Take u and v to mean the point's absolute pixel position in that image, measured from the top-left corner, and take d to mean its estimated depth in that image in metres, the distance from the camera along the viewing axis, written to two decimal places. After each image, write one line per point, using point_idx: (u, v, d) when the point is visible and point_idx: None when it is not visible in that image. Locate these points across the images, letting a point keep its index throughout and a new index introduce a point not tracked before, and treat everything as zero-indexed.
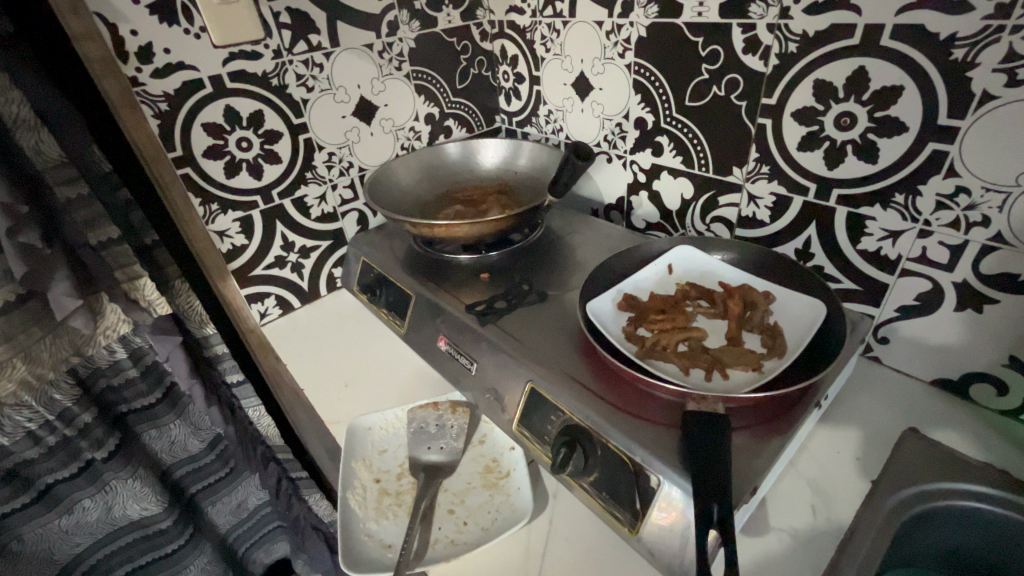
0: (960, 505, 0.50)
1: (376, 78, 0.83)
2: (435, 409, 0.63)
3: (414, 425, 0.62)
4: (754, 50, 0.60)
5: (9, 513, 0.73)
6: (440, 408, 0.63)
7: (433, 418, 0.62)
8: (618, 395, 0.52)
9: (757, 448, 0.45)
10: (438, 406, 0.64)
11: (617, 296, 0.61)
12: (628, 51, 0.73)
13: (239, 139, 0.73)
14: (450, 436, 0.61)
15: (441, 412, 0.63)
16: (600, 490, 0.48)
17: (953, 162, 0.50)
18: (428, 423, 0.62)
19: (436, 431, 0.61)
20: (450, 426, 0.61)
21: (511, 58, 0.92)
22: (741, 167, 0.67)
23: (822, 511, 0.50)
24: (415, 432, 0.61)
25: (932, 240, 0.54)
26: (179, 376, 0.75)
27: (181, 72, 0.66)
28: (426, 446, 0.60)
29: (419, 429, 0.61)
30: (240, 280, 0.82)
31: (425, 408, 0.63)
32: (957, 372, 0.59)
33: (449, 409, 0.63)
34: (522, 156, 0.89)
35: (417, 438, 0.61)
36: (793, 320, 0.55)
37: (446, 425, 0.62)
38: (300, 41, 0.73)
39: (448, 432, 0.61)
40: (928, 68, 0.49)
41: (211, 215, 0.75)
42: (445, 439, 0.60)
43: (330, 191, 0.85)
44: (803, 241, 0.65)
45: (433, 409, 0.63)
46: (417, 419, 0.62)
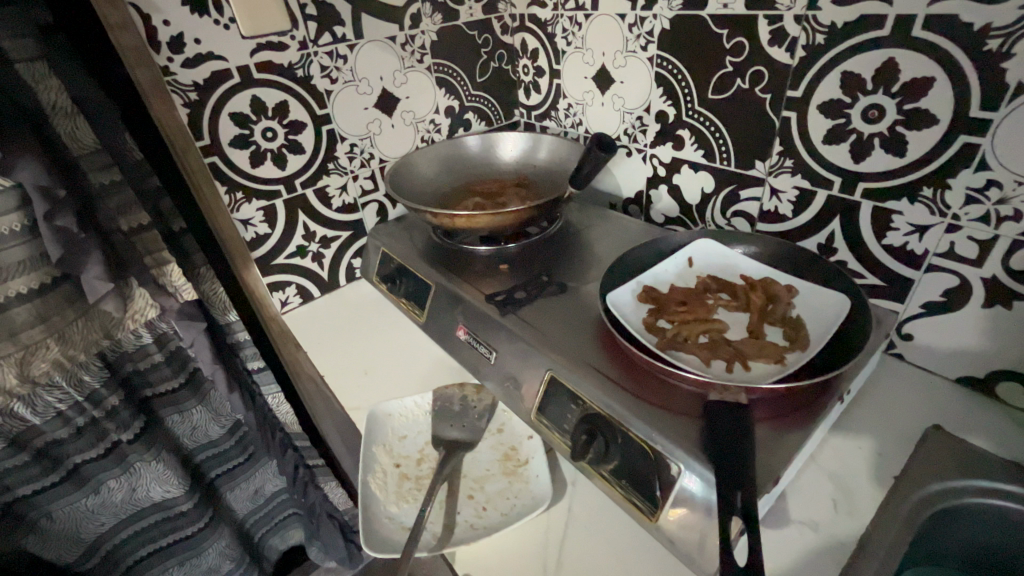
0: (987, 503, 0.49)
1: (398, 70, 0.83)
2: (461, 390, 0.65)
3: (438, 402, 0.64)
4: (780, 43, 0.59)
5: (39, 491, 0.75)
6: (466, 388, 0.65)
7: (459, 399, 0.64)
8: (639, 385, 0.52)
9: (780, 439, 0.45)
10: (464, 387, 0.65)
11: (638, 288, 0.61)
12: (651, 43, 0.73)
13: (265, 129, 0.74)
14: (473, 416, 0.63)
15: (469, 393, 0.65)
16: (620, 478, 0.48)
17: (985, 155, 0.49)
18: (451, 402, 0.64)
19: (459, 410, 0.63)
20: (475, 408, 0.63)
21: (532, 51, 0.93)
22: (764, 161, 0.67)
23: (843, 505, 0.49)
24: (440, 408, 0.64)
25: (960, 235, 0.54)
26: (203, 361, 0.77)
27: (211, 62, 0.67)
28: (446, 433, 0.61)
29: (442, 406, 0.64)
30: (263, 268, 0.83)
31: (451, 389, 0.65)
32: (983, 369, 0.58)
33: (473, 391, 0.65)
34: (542, 149, 0.89)
35: (440, 415, 0.63)
36: (816, 314, 0.55)
37: (470, 406, 0.64)
38: (325, 33, 0.74)
39: (470, 412, 0.63)
40: (961, 59, 0.48)
41: (236, 205, 0.76)
42: (468, 419, 0.62)
43: (351, 182, 0.86)
44: (826, 236, 0.65)
45: (457, 390, 0.65)
46: (442, 398, 0.64)
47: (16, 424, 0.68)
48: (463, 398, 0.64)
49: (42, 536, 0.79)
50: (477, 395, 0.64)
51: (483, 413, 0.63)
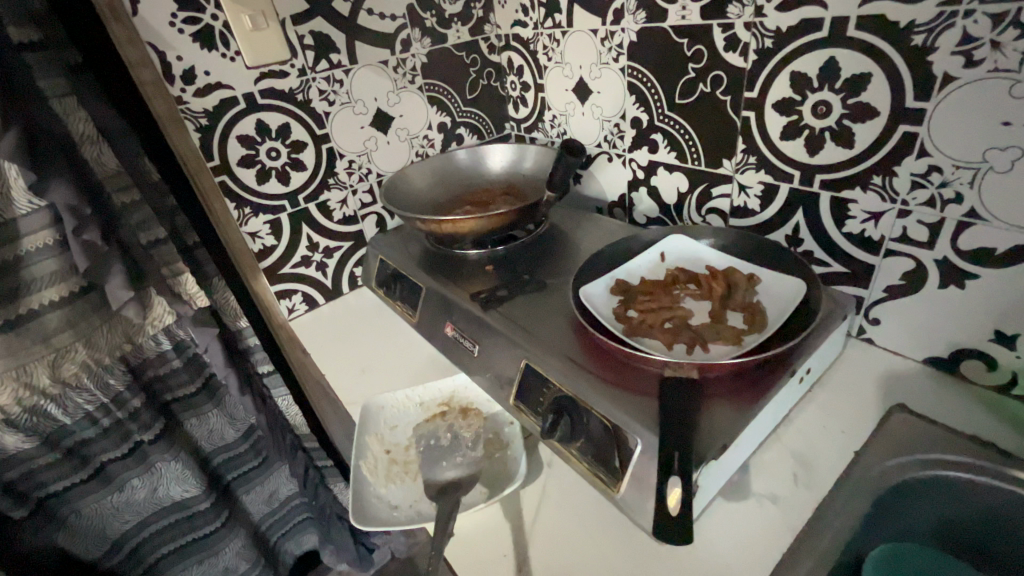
0: (941, 474, 0.52)
1: (391, 91, 0.90)
2: (444, 420, 0.66)
3: (424, 439, 0.64)
4: (734, 48, 0.64)
5: (69, 488, 0.81)
6: (446, 416, 0.66)
7: (445, 428, 0.65)
8: (606, 369, 0.56)
9: (730, 411, 0.48)
10: (445, 416, 0.66)
11: (610, 281, 0.65)
12: (621, 55, 0.78)
13: (269, 149, 0.82)
14: (468, 444, 0.63)
15: (453, 419, 0.66)
16: (586, 454, 0.51)
17: (923, 142, 0.53)
18: (440, 434, 0.65)
19: (450, 443, 0.64)
20: (464, 433, 0.64)
21: (517, 68, 0.99)
22: (730, 159, 0.71)
23: (802, 479, 0.52)
24: (427, 446, 0.64)
25: (910, 219, 0.56)
26: (217, 366, 0.83)
27: (220, 91, 0.75)
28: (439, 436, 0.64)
29: (431, 442, 0.64)
30: (271, 277, 0.90)
31: (431, 421, 0.66)
32: (945, 350, 0.60)
33: (459, 415, 0.66)
34: (527, 158, 0.94)
35: (434, 448, 0.63)
36: (774, 299, 0.58)
37: (459, 432, 0.65)
38: (322, 60, 0.82)
39: (463, 441, 0.63)
40: (893, 55, 0.51)
41: (244, 218, 0.83)
42: (463, 449, 0.62)
43: (350, 195, 0.93)
44: (792, 227, 0.68)
45: (441, 419, 0.66)
46: (428, 434, 0.65)
47: (50, 423, 0.75)
48: (450, 428, 0.65)
49: (72, 532, 0.85)
50: (466, 417, 0.66)
51: (473, 435, 0.64)
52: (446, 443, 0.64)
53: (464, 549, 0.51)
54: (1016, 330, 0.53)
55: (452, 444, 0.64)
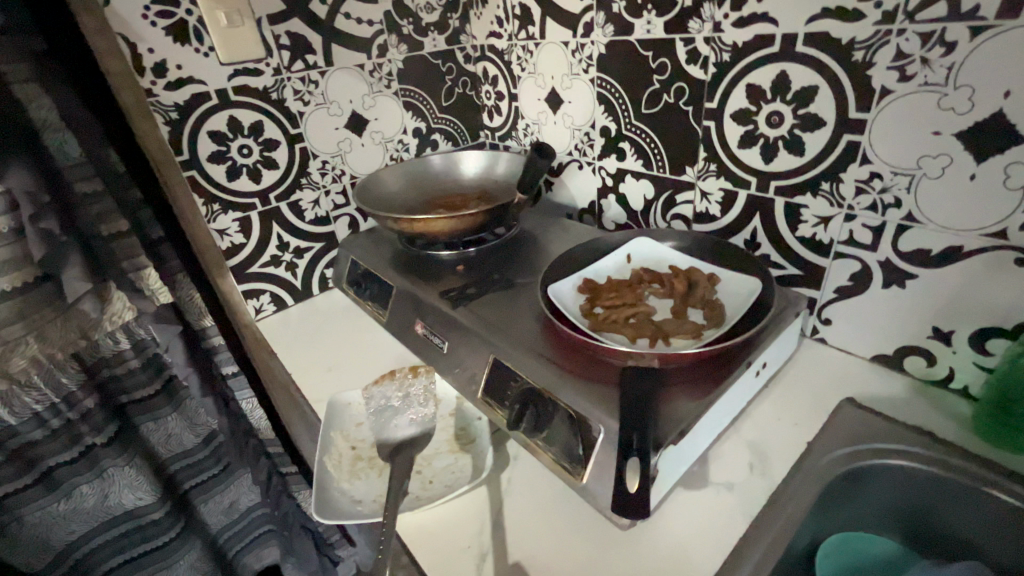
0: (890, 463, 0.54)
1: (366, 94, 0.91)
2: (392, 380, 0.70)
3: (373, 403, 0.68)
4: (695, 61, 0.67)
5: (10, 494, 0.76)
6: (396, 377, 0.70)
7: (395, 391, 0.69)
8: (571, 362, 0.57)
9: (689, 400, 0.49)
10: (395, 378, 0.70)
11: (578, 280, 0.67)
12: (591, 66, 0.81)
13: (241, 146, 0.81)
14: (416, 403, 0.68)
15: (403, 379, 0.70)
16: (550, 445, 0.52)
17: (866, 151, 0.57)
18: (393, 397, 0.68)
19: (401, 403, 0.68)
20: (414, 393, 0.69)
21: (492, 78, 1.01)
22: (692, 167, 0.74)
23: (758, 468, 0.54)
24: (379, 410, 0.67)
25: (856, 223, 0.60)
26: (177, 365, 0.81)
27: (191, 86, 0.75)
28: (392, 420, 0.66)
29: (383, 404, 0.68)
30: (238, 277, 0.89)
31: (381, 381, 0.70)
32: (891, 347, 0.63)
33: (408, 373, 0.71)
34: (501, 164, 0.96)
35: (384, 408, 0.67)
36: (733, 297, 0.60)
37: (409, 390, 0.69)
38: (298, 60, 0.82)
39: (414, 399, 0.68)
40: (837, 69, 0.55)
41: (212, 215, 0.82)
42: (414, 410, 0.67)
43: (323, 196, 0.93)
44: (750, 232, 0.71)
45: (391, 380, 0.70)
46: (379, 394, 0.68)
47: None
48: (399, 389, 0.69)
49: (12, 542, 0.80)
50: (416, 376, 0.70)
51: (421, 394, 0.68)
52: (409, 432, 0.64)
53: (429, 540, 0.51)
54: (952, 326, 0.57)
55: (401, 403, 0.68)
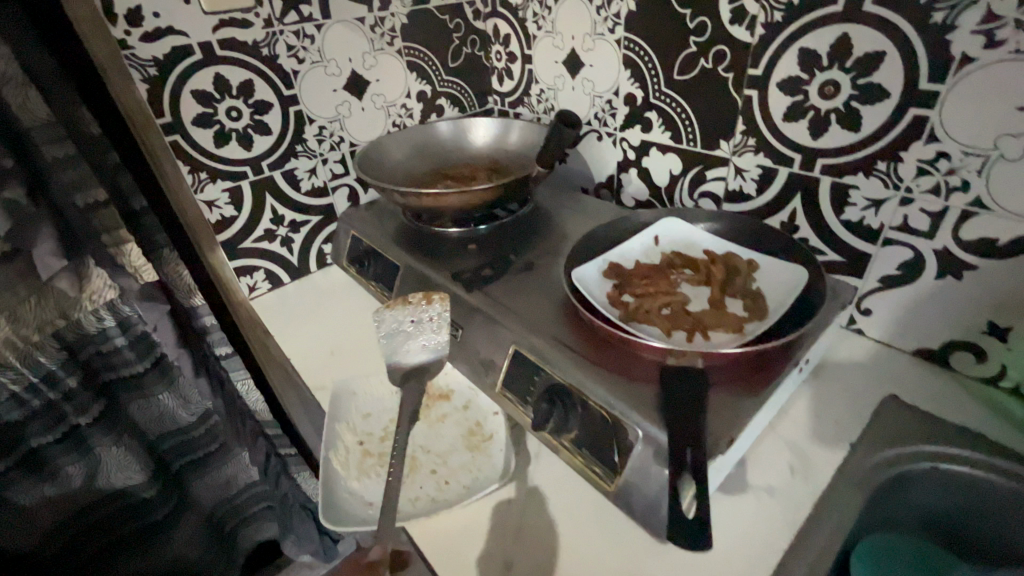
0: (938, 467, 0.51)
1: (367, 52, 0.83)
2: (404, 304, 0.62)
3: (384, 327, 0.62)
4: (740, 21, 0.60)
5: None
6: (408, 304, 0.63)
7: (407, 316, 0.62)
8: (600, 356, 0.52)
9: (736, 402, 0.45)
10: (408, 303, 0.63)
11: (603, 264, 0.62)
12: (618, 25, 0.74)
13: (229, 108, 0.74)
14: (431, 328, 0.62)
15: (417, 305, 0.63)
16: (580, 447, 0.48)
17: (933, 127, 0.51)
18: (405, 322, 0.62)
19: (413, 329, 0.62)
20: (425, 320, 0.62)
21: (504, 37, 0.92)
22: (728, 141, 0.68)
23: (799, 471, 0.50)
24: (389, 334, 0.62)
25: (913, 208, 0.55)
26: (167, 346, 0.77)
27: (171, 38, 0.66)
28: (406, 346, 0.61)
29: (393, 329, 0.62)
30: (229, 252, 0.82)
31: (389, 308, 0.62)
32: (936, 341, 0.59)
33: (422, 299, 0.63)
34: (513, 133, 0.89)
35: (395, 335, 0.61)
36: (776, 286, 0.55)
37: (422, 315, 0.63)
38: (292, 11, 0.74)
39: (427, 325, 0.62)
40: (911, 33, 0.49)
41: (200, 184, 0.75)
42: (426, 337, 0.61)
43: (320, 165, 0.85)
44: (789, 213, 0.66)
45: (403, 304, 0.63)
46: (389, 320, 0.62)
47: None
48: (411, 315, 0.63)
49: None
50: (430, 302, 0.63)
51: (433, 323, 0.62)
52: (420, 359, 0.61)
53: (447, 548, 0.47)
54: (1011, 322, 0.53)
55: (411, 329, 0.62)
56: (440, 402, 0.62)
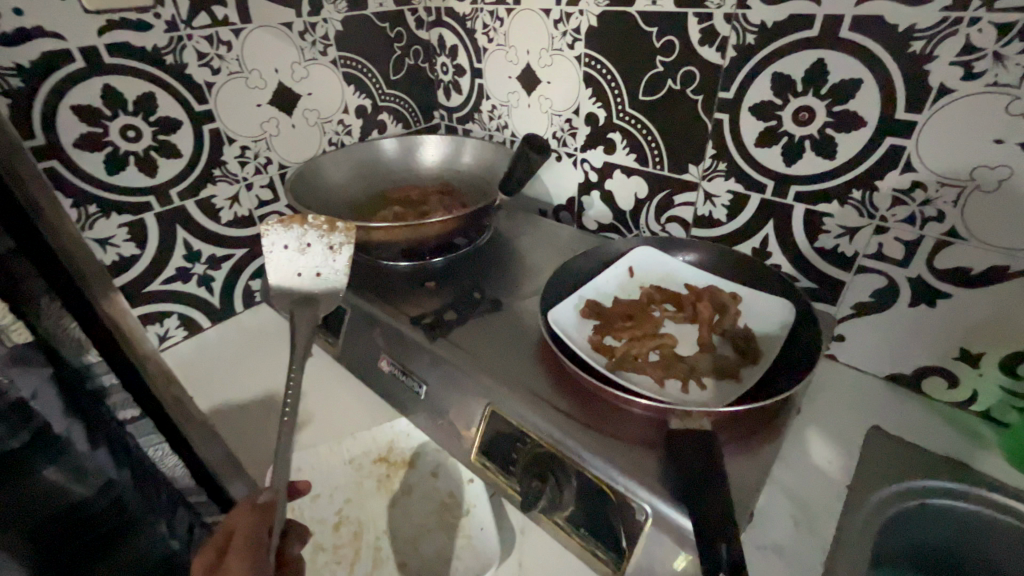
0: (929, 503, 0.49)
1: (296, 62, 0.72)
2: (301, 225, 0.63)
3: (274, 243, 0.63)
4: (711, 42, 0.57)
5: None
6: (306, 224, 0.64)
7: (300, 237, 0.64)
8: (590, 414, 0.46)
9: (746, 465, 0.41)
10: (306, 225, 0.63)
11: (580, 303, 0.56)
12: (578, 41, 0.69)
13: (124, 127, 0.61)
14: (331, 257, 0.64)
15: (317, 229, 0.64)
16: (577, 526, 0.42)
17: (910, 157, 0.50)
18: (298, 243, 0.64)
19: (309, 252, 0.64)
20: (327, 246, 0.64)
21: (450, 48, 0.85)
22: (697, 164, 0.65)
23: (803, 524, 0.47)
24: (284, 253, 0.64)
25: (887, 236, 0.54)
26: (51, 420, 0.46)
27: (41, 40, 0.53)
28: (296, 271, 0.64)
29: (285, 248, 0.64)
30: (133, 297, 0.68)
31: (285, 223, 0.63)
32: (909, 367, 0.59)
33: (326, 224, 0.63)
34: (465, 153, 0.82)
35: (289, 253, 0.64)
36: (763, 323, 0.52)
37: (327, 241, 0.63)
38: (201, 12, 0.62)
39: (323, 252, 0.64)
40: (887, 61, 0.48)
41: (89, 220, 0.62)
42: (320, 265, 0.64)
43: (243, 191, 0.74)
44: (760, 240, 0.64)
45: (300, 224, 0.63)
46: (281, 235, 0.63)
47: None
48: (311, 236, 0.64)
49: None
50: (332, 231, 0.63)
51: (326, 249, 0.64)
52: (308, 285, 0.64)
53: None
54: (982, 348, 0.53)
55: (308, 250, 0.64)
56: (403, 471, 0.53)
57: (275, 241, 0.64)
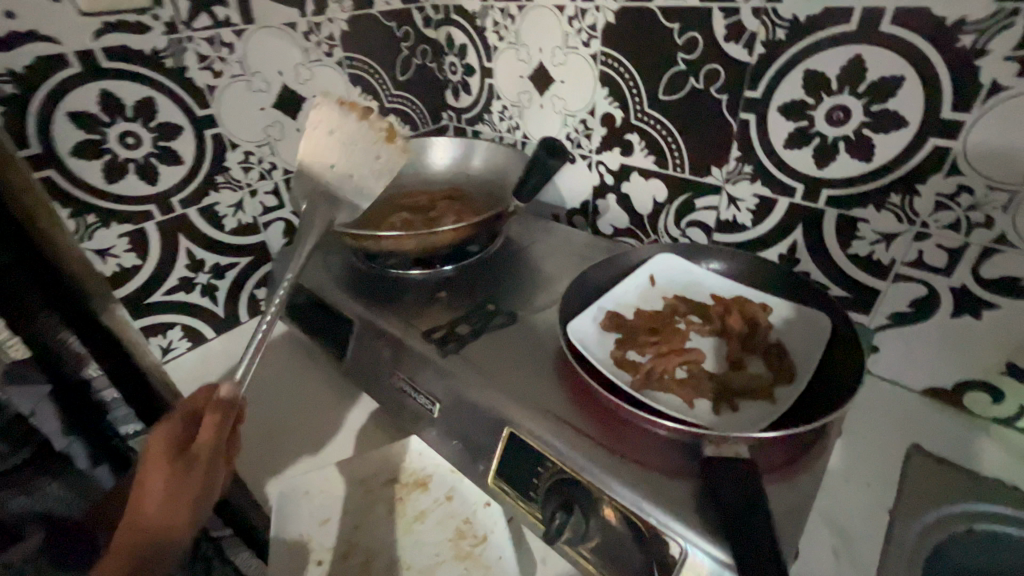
0: (976, 529, 0.47)
1: (301, 63, 0.70)
2: (358, 114, 0.62)
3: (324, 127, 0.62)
4: (738, 38, 0.54)
5: None
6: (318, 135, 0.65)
7: (350, 133, 0.62)
8: (615, 437, 0.44)
9: (789, 495, 0.38)
10: (366, 119, 0.62)
11: (600, 314, 0.53)
12: (594, 38, 0.66)
13: (123, 134, 0.58)
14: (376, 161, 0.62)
15: (375, 129, 0.62)
16: (604, 560, 0.39)
17: (956, 159, 0.47)
18: (352, 137, 0.62)
19: (355, 150, 0.62)
20: (377, 151, 0.62)
21: (459, 47, 0.82)
22: (721, 167, 0.62)
23: (845, 554, 0.44)
24: (326, 142, 0.62)
25: (928, 243, 0.51)
26: (50, 437, 0.47)
27: (35, 45, 0.51)
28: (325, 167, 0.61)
29: (337, 136, 0.62)
30: (135, 309, 0.66)
31: (347, 109, 0.62)
32: (948, 381, 0.56)
33: (385, 131, 0.62)
34: (476, 156, 0.79)
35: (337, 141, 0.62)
36: (796, 336, 0.49)
37: (380, 147, 0.62)
38: (202, 14, 0.60)
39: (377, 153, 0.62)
40: (932, 56, 0.45)
41: (88, 230, 0.59)
42: (356, 168, 0.62)
43: (248, 198, 0.71)
44: (788, 246, 0.61)
45: (361, 117, 0.62)
46: (336, 120, 0.62)
47: None
48: (365, 132, 0.62)
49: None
50: (388, 139, 0.62)
51: (374, 154, 0.62)
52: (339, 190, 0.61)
53: None
54: None
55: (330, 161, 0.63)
56: (416, 493, 0.51)
57: (320, 126, 0.62)
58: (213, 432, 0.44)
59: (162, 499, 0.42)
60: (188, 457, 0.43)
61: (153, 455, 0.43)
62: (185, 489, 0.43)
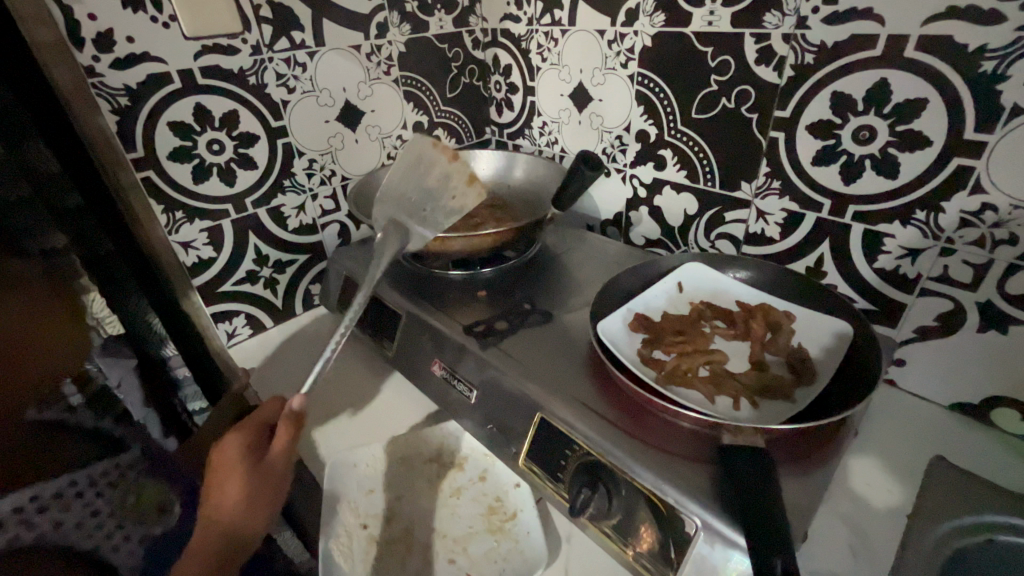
0: (998, 539, 0.47)
1: (362, 81, 0.77)
2: (449, 156, 0.65)
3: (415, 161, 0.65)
4: (768, 61, 0.58)
5: None
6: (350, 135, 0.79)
7: (437, 173, 0.65)
8: (639, 426, 0.47)
9: (802, 486, 0.41)
10: (455, 162, 0.65)
11: (629, 315, 0.57)
12: (632, 60, 0.71)
13: (210, 141, 0.67)
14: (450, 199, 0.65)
15: (459, 172, 0.65)
16: (626, 536, 0.43)
17: (980, 177, 0.49)
18: (435, 175, 0.65)
19: (435, 186, 0.65)
20: (455, 192, 0.65)
21: (504, 67, 0.89)
22: (750, 182, 0.65)
23: (862, 553, 0.46)
24: (411, 175, 0.65)
25: (954, 259, 0.53)
26: (133, 408, 0.57)
27: (146, 65, 0.59)
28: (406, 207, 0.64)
29: (422, 170, 0.66)
30: (207, 296, 0.74)
31: (439, 152, 0.65)
32: (975, 397, 0.57)
33: (464, 175, 0.65)
34: (517, 168, 0.84)
35: (416, 177, 0.65)
36: (819, 342, 0.52)
37: (457, 188, 0.65)
38: (282, 37, 0.68)
39: (450, 189, 0.65)
40: (955, 80, 0.47)
41: (175, 225, 0.67)
42: (428, 202, 0.65)
43: (309, 200, 0.79)
44: (815, 259, 0.63)
45: (450, 158, 0.65)
46: (427, 155, 0.65)
47: None
48: (445, 172, 0.65)
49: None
50: (469, 182, 0.65)
51: (453, 196, 0.65)
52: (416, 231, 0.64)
53: None
54: None
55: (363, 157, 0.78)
56: (453, 473, 0.55)
57: (408, 158, 0.65)
58: (285, 450, 0.51)
59: (240, 500, 0.48)
60: (265, 466, 0.50)
61: (230, 462, 0.49)
62: (253, 489, 0.49)
